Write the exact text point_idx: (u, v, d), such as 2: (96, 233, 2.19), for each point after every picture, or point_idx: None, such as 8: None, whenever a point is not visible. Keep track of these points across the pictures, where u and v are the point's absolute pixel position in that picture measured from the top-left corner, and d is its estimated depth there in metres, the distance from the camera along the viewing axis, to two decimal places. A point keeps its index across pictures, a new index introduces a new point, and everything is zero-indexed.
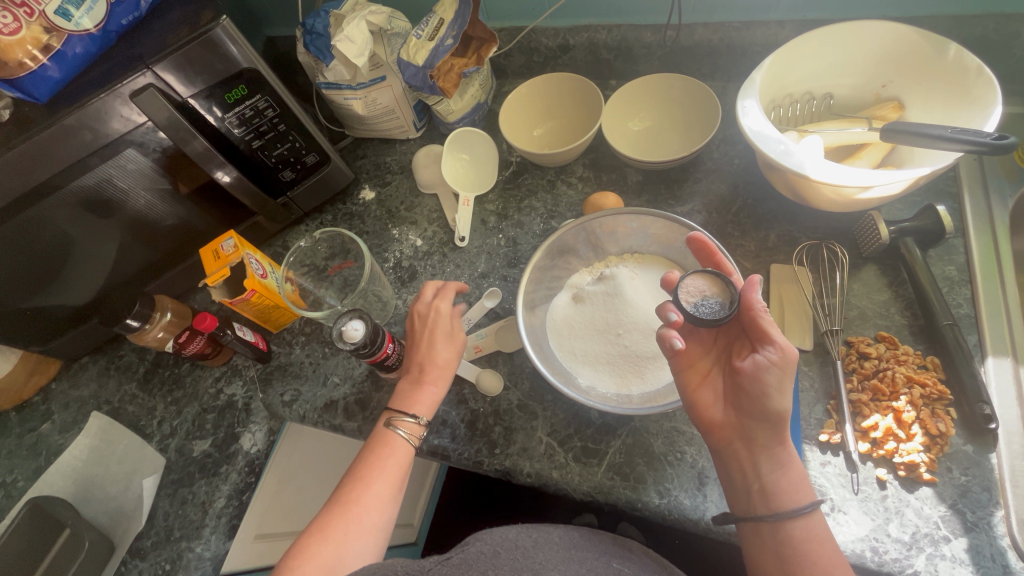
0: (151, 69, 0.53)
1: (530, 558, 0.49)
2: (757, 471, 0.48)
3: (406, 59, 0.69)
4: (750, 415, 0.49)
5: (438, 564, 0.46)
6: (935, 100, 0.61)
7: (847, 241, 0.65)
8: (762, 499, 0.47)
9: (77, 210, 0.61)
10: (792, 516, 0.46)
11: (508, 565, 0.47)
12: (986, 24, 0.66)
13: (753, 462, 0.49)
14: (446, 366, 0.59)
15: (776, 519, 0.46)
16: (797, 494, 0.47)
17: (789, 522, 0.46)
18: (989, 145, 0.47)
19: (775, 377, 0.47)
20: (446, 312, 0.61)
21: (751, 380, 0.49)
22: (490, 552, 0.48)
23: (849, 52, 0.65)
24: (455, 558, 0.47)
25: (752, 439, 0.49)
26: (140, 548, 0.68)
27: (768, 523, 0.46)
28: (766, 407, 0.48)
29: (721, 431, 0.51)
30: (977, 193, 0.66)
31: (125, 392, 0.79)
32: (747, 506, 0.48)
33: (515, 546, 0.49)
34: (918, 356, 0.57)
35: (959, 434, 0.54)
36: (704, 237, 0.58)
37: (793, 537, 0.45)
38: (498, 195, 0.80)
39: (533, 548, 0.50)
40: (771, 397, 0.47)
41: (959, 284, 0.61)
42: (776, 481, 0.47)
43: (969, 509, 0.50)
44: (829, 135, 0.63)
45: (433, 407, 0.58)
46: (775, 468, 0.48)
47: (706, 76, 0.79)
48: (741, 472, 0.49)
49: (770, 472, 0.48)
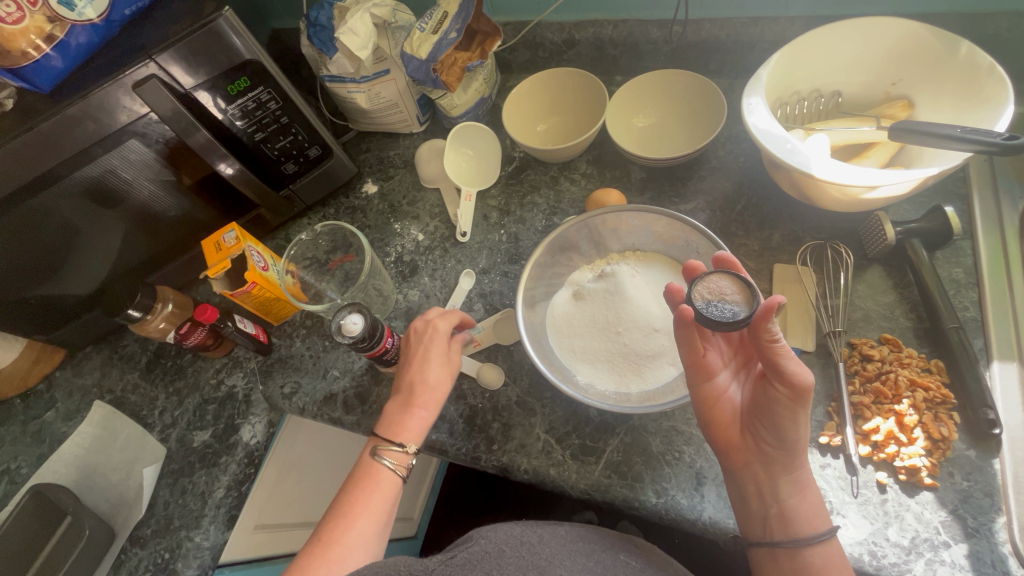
0: (154, 60, 0.53)
1: (535, 554, 0.48)
2: (776, 495, 0.48)
3: (410, 52, 0.68)
4: (767, 437, 0.50)
5: (442, 564, 0.45)
6: (945, 98, 0.60)
7: (853, 242, 0.64)
8: (777, 525, 0.48)
9: (81, 200, 0.62)
10: (810, 543, 0.46)
11: (513, 562, 0.47)
12: (1000, 22, 0.64)
13: (771, 485, 0.49)
14: (440, 389, 0.57)
15: (795, 544, 0.47)
16: (816, 519, 0.47)
17: (811, 550, 0.46)
18: (999, 145, 0.46)
19: (788, 409, 0.47)
20: (442, 331, 0.60)
21: (769, 405, 0.48)
22: (494, 550, 0.48)
23: (859, 49, 0.64)
24: (459, 558, 0.46)
25: (768, 463, 0.49)
26: (140, 536, 0.69)
27: (787, 548, 0.47)
28: (782, 436, 0.48)
29: (737, 451, 0.51)
30: (987, 194, 0.65)
31: (128, 381, 0.80)
32: (764, 532, 0.49)
33: (519, 542, 0.49)
34: (922, 359, 0.57)
35: (962, 439, 0.53)
36: (730, 255, 0.55)
37: (812, 563, 0.46)
38: (501, 190, 0.80)
39: (538, 543, 0.50)
40: (788, 423, 0.47)
41: (967, 287, 0.60)
42: (795, 506, 0.48)
43: (971, 515, 0.50)
44: (837, 133, 0.62)
45: (421, 435, 0.55)
46: (794, 492, 0.48)
47: (713, 73, 0.78)
48: (758, 494, 0.50)
49: (789, 496, 0.48)
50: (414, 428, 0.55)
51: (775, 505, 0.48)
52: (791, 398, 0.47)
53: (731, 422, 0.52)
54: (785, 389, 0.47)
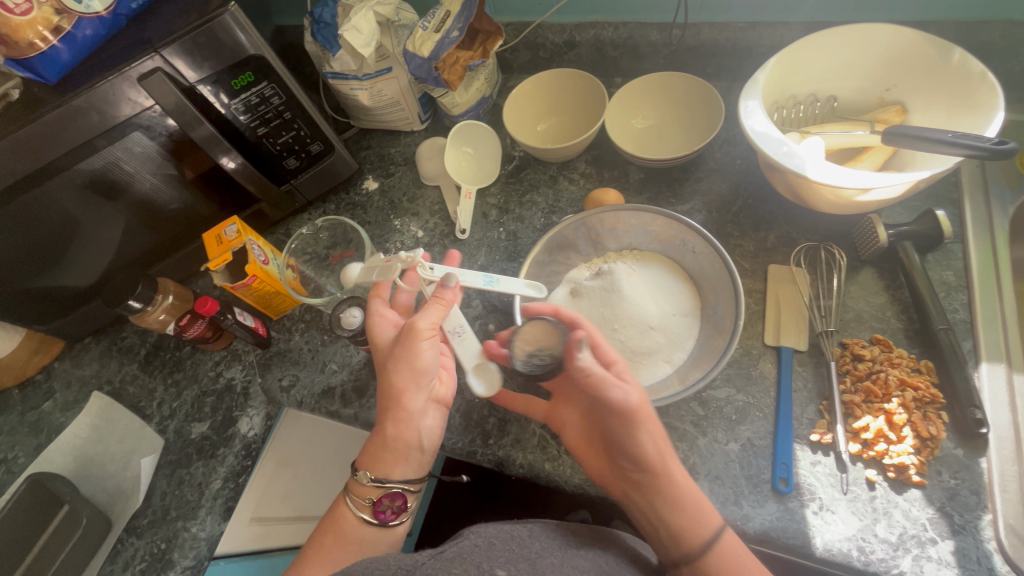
0: (160, 53, 0.53)
1: (527, 547, 0.50)
2: (658, 517, 0.51)
3: (412, 50, 0.69)
4: (625, 465, 0.53)
5: (432, 558, 0.47)
6: (937, 104, 0.61)
7: (847, 244, 0.65)
8: (676, 544, 0.49)
9: (84, 191, 0.62)
10: (703, 554, 0.47)
11: (503, 557, 0.48)
12: (993, 31, 0.65)
13: (653, 508, 0.51)
14: (398, 388, 0.53)
15: (698, 557, 0.48)
16: (701, 527, 0.49)
17: (707, 562, 0.47)
18: (988, 149, 0.47)
19: (621, 432, 0.51)
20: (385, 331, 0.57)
21: (612, 433, 0.53)
22: (484, 544, 0.49)
23: (856, 54, 0.64)
24: (448, 553, 0.48)
25: (640, 485, 0.52)
26: (136, 526, 0.69)
27: (693, 563, 0.48)
28: (631, 460, 0.51)
29: (613, 483, 0.55)
30: (978, 199, 0.66)
31: (126, 372, 0.80)
32: (669, 553, 0.51)
33: (510, 536, 0.51)
34: (912, 359, 0.58)
35: (950, 437, 0.54)
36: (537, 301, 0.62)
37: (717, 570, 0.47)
38: (500, 188, 0.80)
39: (528, 538, 0.51)
40: (631, 446, 0.51)
41: (957, 290, 0.61)
42: (678, 523, 0.49)
43: (957, 512, 0.51)
44: (831, 137, 0.63)
45: (381, 454, 0.53)
46: (671, 509, 0.50)
47: (711, 76, 0.79)
48: (647, 518, 0.52)
49: (668, 516, 0.50)
50: (383, 459, 0.53)
51: (665, 525, 0.50)
52: (624, 421, 0.51)
53: (598, 453, 0.57)
54: (615, 416, 0.51)
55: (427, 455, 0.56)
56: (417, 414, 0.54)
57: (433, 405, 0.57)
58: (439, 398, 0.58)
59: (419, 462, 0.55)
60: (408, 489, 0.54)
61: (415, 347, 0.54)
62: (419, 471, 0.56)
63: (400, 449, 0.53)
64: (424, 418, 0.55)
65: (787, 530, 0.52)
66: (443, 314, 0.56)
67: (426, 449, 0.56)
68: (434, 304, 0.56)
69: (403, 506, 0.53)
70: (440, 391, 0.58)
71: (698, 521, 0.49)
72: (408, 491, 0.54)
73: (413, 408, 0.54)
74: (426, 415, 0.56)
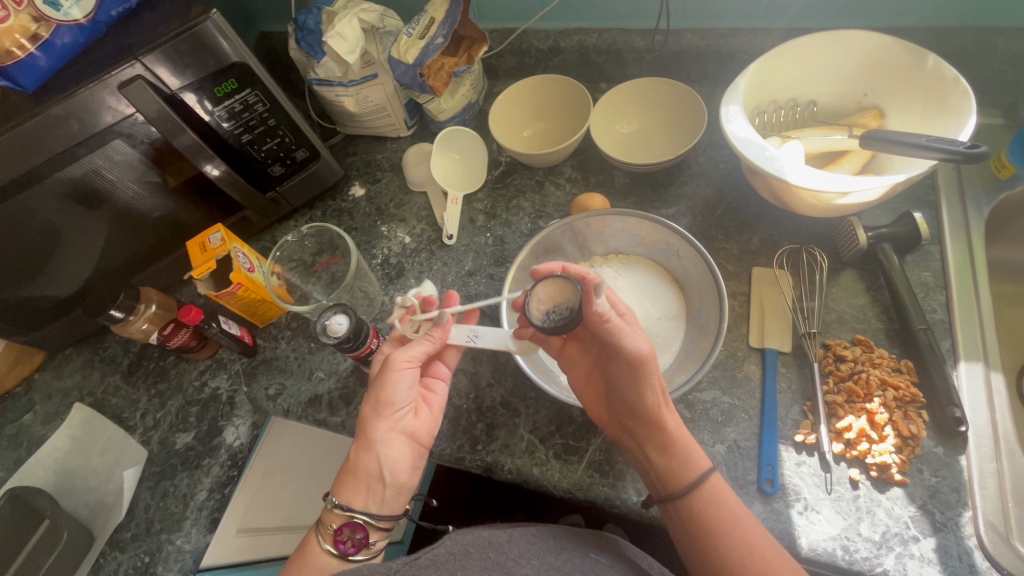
0: (140, 61, 0.53)
1: (503, 554, 0.50)
2: (648, 459, 0.52)
3: (397, 57, 0.69)
4: (625, 410, 0.54)
5: (405, 565, 0.46)
6: (913, 110, 0.62)
7: (828, 246, 0.66)
8: (663, 483, 0.51)
9: (64, 201, 0.62)
10: (689, 495, 0.49)
11: (478, 565, 0.48)
12: (966, 36, 0.67)
13: (645, 451, 0.53)
14: (363, 416, 0.54)
15: (682, 497, 0.50)
16: (689, 471, 0.50)
17: (689, 499, 0.50)
18: (961, 153, 0.48)
19: (628, 379, 0.52)
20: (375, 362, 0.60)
21: (618, 381, 0.53)
22: (460, 552, 0.49)
23: (831, 59, 0.66)
24: (423, 560, 0.47)
25: (638, 428, 0.53)
26: (119, 540, 0.68)
27: (676, 502, 0.50)
28: (632, 405, 0.52)
29: (610, 425, 0.56)
30: (954, 201, 0.67)
31: (109, 383, 0.79)
32: (656, 492, 0.52)
33: (489, 543, 0.50)
34: (893, 359, 0.58)
35: (931, 436, 0.55)
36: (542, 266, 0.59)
37: (711, 517, 0.48)
38: (487, 194, 0.81)
39: (507, 544, 0.51)
40: (635, 392, 0.51)
41: (935, 290, 0.62)
42: (667, 466, 0.51)
43: (939, 510, 0.51)
44: (811, 141, 0.64)
45: (343, 476, 0.53)
46: (663, 454, 0.51)
47: (694, 81, 0.80)
48: (638, 459, 0.54)
49: (659, 458, 0.51)
50: (346, 485, 0.52)
51: (655, 463, 0.52)
52: (631, 371, 0.51)
53: (600, 398, 0.58)
54: (625, 365, 0.51)
55: (392, 489, 0.53)
56: (378, 442, 0.53)
57: (405, 439, 0.55)
58: (411, 432, 0.55)
59: (382, 495, 0.53)
60: (369, 522, 0.51)
61: (384, 375, 0.54)
62: (380, 508, 0.53)
63: (360, 477, 0.52)
64: (389, 449, 0.53)
65: (773, 530, 0.52)
66: (428, 348, 0.56)
67: (389, 483, 0.53)
68: (422, 338, 0.57)
69: (365, 541, 0.51)
70: (415, 424, 0.56)
71: (687, 464, 0.51)
72: (370, 524, 0.51)
73: (374, 434, 0.53)
74: (391, 446, 0.53)
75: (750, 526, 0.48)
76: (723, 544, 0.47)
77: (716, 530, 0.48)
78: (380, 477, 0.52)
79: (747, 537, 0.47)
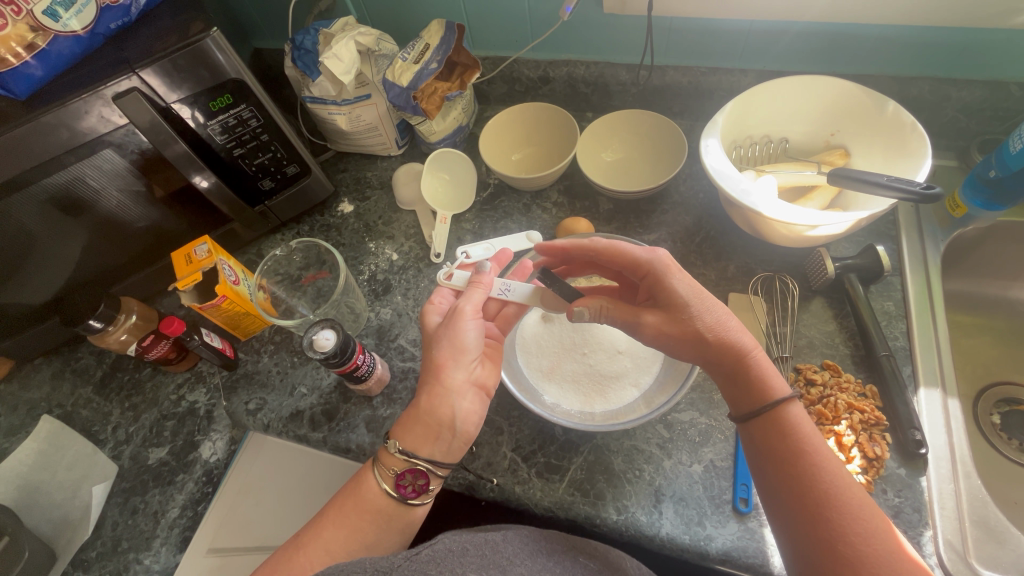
0: (137, 73, 0.54)
1: (499, 554, 0.49)
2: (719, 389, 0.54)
3: (391, 79, 0.72)
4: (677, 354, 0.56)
5: (408, 560, 0.44)
6: (875, 150, 0.67)
7: (799, 275, 0.70)
8: (734, 410, 0.52)
9: (46, 208, 0.61)
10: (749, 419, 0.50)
11: (475, 562, 0.47)
12: (922, 85, 0.72)
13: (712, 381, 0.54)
14: (438, 362, 0.52)
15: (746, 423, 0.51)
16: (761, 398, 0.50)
17: (756, 424, 0.50)
18: (918, 193, 0.53)
19: (652, 335, 0.53)
20: (433, 313, 0.58)
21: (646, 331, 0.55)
22: (458, 549, 0.48)
23: (802, 102, 0.70)
24: (424, 555, 0.45)
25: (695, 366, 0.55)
26: (84, 559, 0.67)
27: (745, 427, 0.51)
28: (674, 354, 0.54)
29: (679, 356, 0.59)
30: (913, 236, 0.72)
31: (79, 395, 0.77)
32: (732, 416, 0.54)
33: (484, 542, 0.50)
34: (858, 384, 0.61)
35: (894, 458, 0.58)
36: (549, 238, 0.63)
37: (767, 434, 0.49)
38: (475, 214, 0.82)
39: (502, 542, 0.51)
40: (667, 347, 0.53)
41: (896, 319, 0.66)
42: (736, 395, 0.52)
43: (902, 529, 0.54)
44: (784, 176, 0.68)
45: (410, 420, 0.51)
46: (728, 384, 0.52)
47: (676, 114, 0.85)
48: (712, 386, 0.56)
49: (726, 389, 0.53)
50: (412, 431, 0.50)
51: (723, 391, 0.53)
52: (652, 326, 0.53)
53: None
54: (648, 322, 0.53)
55: (458, 441, 0.52)
56: (454, 391, 0.51)
57: (476, 390, 0.53)
58: (481, 384, 0.54)
59: (448, 444, 0.51)
60: (432, 470, 0.50)
61: (455, 321, 0.54)
62: (445, 458, 0.51)
63: (430, 424, 0.50)
64: (463, 400, 0.51)
65: (747, 549, 0.54)
66: (483, 294, 0.57)
67: (459, 433, 0.51)
68: (475, 290, 0.57)
69: (425, 488, 0.50)
70: (483, 376, 0.54)
71: (753, 392, 0.50)
72: (432, 472, 0.50)
73: (451, 383, 0.51)
74: (463, 399, 0.51)
75: (828, 460, 0.46)
76: (793, 470, 0.46)
77: (782, 457, 0.47)
78: (451, 428, 0.50)
79: (820, 469, 0.45)
